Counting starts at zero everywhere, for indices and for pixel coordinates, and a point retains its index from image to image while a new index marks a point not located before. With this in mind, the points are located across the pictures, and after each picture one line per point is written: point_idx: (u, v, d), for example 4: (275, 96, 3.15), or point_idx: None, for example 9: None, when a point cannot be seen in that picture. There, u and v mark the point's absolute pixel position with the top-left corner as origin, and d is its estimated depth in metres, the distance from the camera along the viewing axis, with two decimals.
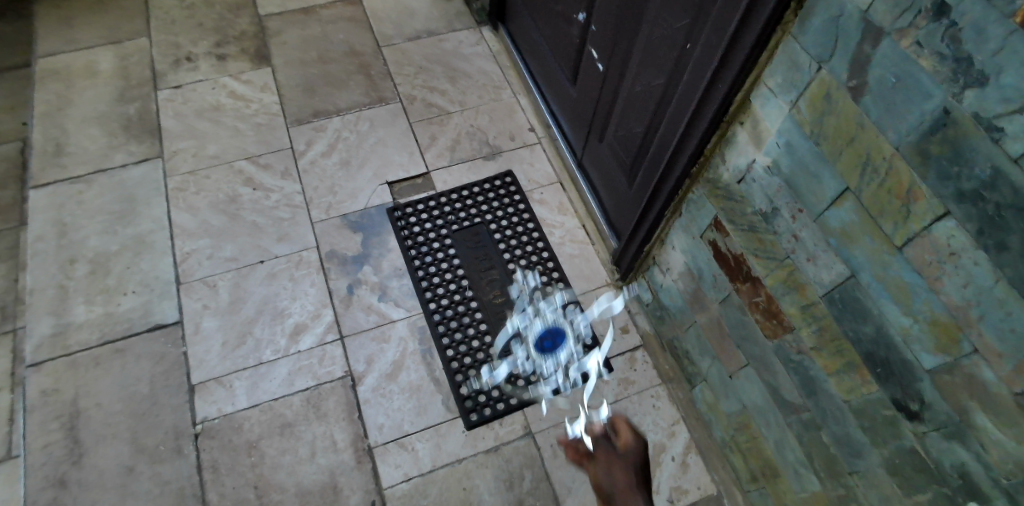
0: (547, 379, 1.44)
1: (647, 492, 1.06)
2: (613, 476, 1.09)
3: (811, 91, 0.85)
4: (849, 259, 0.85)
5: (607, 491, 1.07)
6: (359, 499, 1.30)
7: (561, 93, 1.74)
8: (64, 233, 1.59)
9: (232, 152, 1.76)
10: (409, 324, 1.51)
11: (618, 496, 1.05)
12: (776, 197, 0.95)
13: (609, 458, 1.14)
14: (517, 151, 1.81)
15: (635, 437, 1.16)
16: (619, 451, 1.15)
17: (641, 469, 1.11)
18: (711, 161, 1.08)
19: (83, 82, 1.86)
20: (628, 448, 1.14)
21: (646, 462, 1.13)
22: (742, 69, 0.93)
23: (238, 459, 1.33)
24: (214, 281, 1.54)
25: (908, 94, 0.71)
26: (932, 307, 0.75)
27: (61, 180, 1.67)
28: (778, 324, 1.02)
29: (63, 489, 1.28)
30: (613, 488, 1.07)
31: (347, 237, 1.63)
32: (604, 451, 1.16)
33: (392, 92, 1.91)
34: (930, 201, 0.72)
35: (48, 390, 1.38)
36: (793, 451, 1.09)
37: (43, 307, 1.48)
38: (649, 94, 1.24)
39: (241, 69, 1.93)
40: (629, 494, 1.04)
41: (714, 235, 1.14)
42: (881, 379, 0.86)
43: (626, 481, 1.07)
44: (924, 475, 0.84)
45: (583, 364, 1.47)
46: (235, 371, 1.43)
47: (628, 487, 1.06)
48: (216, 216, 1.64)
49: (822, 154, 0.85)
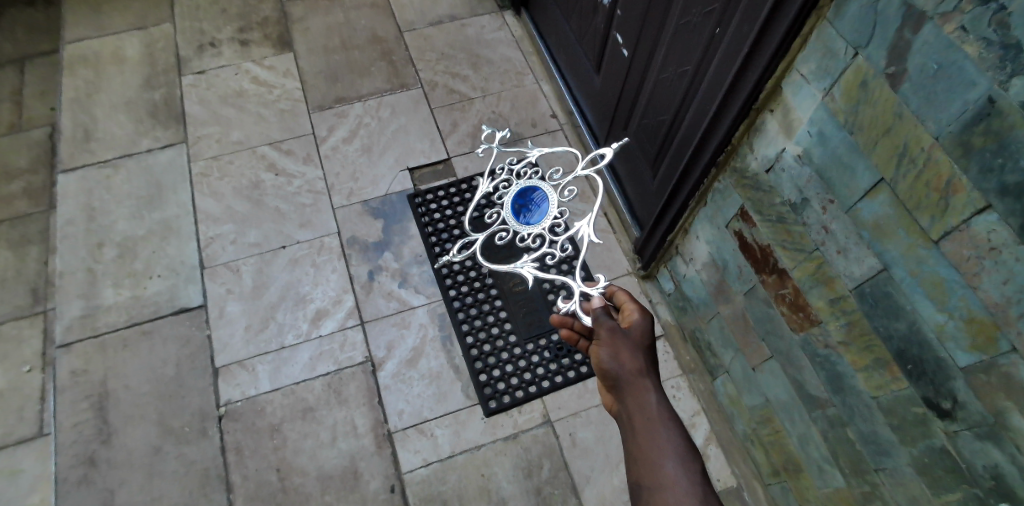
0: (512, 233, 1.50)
1: (656, 372, 0.84)
2: (616, 359, 0.84)
3: (846, 78, 0.82)
4: (882, 253, 0.82)
5: (611, 372, 0.84)
6: (379, 483, 1.32)
7: (584, 80, 1.71)
8: (92, 217, 1.62)
9: (256, 138, 1.77)
10: (430, 311, 1.51)
11: (624, 379, 0.82)
12: (807, 188, 0.93)
13: (613, 343, 0.86)
14: (539, 138, 1.79)
15: (640, 317, 0.89)
16: (623, 332, 0.87)
17: (647, 350, 0.86)
18: (739, 150, 1.06)
19: (110, 68, 1.88)
20: (633, 332, 0.87)
21: (654, 342, 0.88)
22: (774, 56, 0.90)
23: (261, 442, 1.35)
24: (238, 266, 1.56)
25: (950, 83, 0.69)
26: (969, 304, 0.73)
27: (89, 165, 1.70)
28: (805, 317, 1.00)
29: (93, 468, 1.31)
30: (618, 370, 0.83)
31: (369, 223, 1.64)
32: (606, 332, 0.88)
33: (414, 78, 1.90)
34: (971, 194, 0.69)
35: (79, 371, 1.41)
36: (817, 447, 1.08)
37: (73, 290, 1.51)
38: (677, 82, 1.21)
39: (265, 55, 1.94)
40: (638, 377, 0.82)
41: (740, 226, 1.11)
42: (912, 376, 0.83)
43: (633, 362, 0.83)
44: (956, 475, 0.82)
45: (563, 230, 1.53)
46: (258, 355, 1.44)
47: (634, 367, 0.83)
48: (240, 202, 1.66)
49: (856, 145, 0.83)
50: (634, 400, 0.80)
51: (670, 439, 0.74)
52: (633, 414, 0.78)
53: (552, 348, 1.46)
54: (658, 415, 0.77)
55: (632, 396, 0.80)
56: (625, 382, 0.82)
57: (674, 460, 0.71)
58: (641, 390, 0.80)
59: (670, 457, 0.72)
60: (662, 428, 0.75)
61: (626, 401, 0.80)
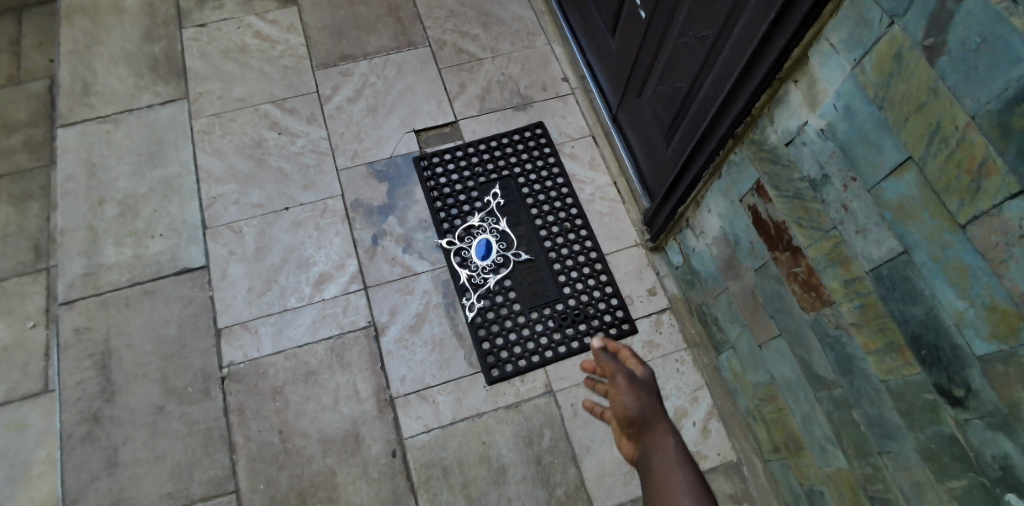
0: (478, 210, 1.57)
1: (670, 419, 0.94)
2: (639, 403, 0.94)
3: (879, 49, 0.77)
4: (904, 236, 0.79)
5: (633, 419, 0.93)
6: (380, 448, 1.32)
7: (599, 43, 1.65)
8: (93, 174, 1.59)
9: (258, 96, 1.72)
10: (433, 278, 1.49)
11: (648, 422, 0.93)
12: (828, 164, 0.89)
13: (630, 384, 0.97)
14: (549, 102, 1.74)
15: (639, 363, 1.01)
16: (639, 380, 0.97)
17: (654, 383, 0.99)
18: (759, 121, 1.01)
19: (109, 18, 1.82)
20: (638, 372, 0.99)
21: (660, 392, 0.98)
22: (803, 24, 0.86)
23: (264, 404, 1.35)
24: (240, 227, 1.54)
25: (994, 59, 0.64)
26: (993, 293, 0.70)
27: (89, 119, 1.66)
28: (817, 297, 0.97)
29: (97, 425, 1.32)
30: (639, 410, 0.93)
31: (373, 186, 1.60)
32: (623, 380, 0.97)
33: (422, 36, 1.84)
34: (1005, 178, 0.66)
35: (81, 328, 1.41)
36: (821, 427, 1.06)
37: (74, 247, 1.50)
38: (695, 47, 1.16)
39: (268, 9, 1.87)
40: (657, 420, 0.93)
41: (754, 200, 1.08)
42: (926, 362, 0.81)
43: (651, 403, 0.95)
44: (962, 463, 0.80)
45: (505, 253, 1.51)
46: (260, 317, 1.44)
47: (652, 409, 0.94)
48: (242, 161, 1.63)
49: (885, 121, 0.79)
50: (654, 444, 0.91)
51: (687, 478, 0.85)
52: (654, 456, 0.89)
53: (556, 318, 1.44)
54: (675, 455, 0.88)
55: (654, 440, 0.91)
56: (649, 426, 0.92)
57: (687, 493, 0.83)
58: (660, 433, 0.91)
59: (686, 493, 0.83)
60: (679, 466, 0.87)
61: (648, 445, 0.91)
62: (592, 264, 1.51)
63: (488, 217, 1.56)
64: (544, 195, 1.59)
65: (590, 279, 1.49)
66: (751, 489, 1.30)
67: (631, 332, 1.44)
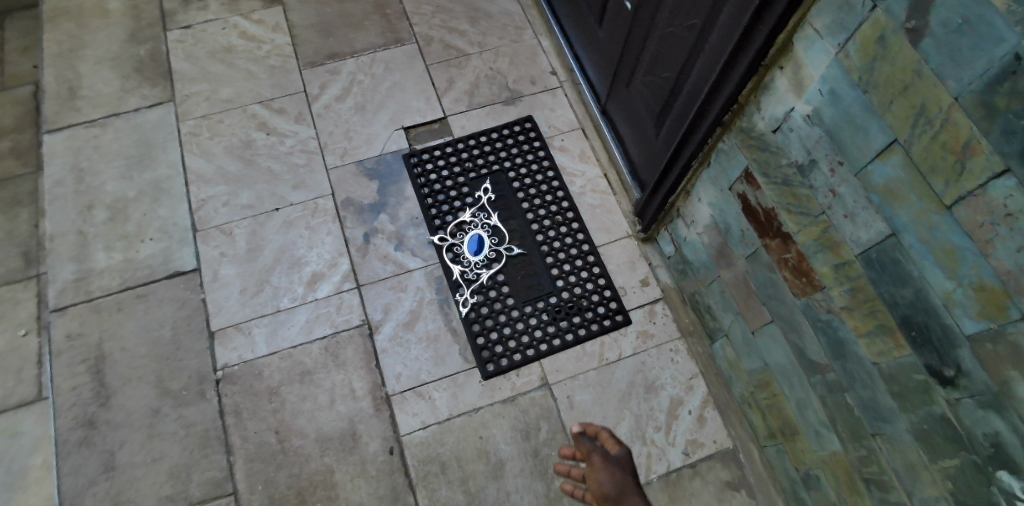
0: (470, 206, 1.57)
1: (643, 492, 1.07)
2: (613, 479, 1.09)
3: (863, 33, 0.77)
4: (891, 218, 0.80)
5: (608, 494, 1.07)
6: (377, 445, 1.32)
7: (586, 35, 1.65)
8: (81, 178, 1.58)
9: (246, 96, 1.71)
10: (426, 274, 1.49)
11: (620, 495, 1.06)
12: (815, 149, 0.89)
13: (606, 462, 1.12)
14: (538, 96, 1.74)
15: (617, 443, 1.16)
16: (614, 458, 1.13)
17: (629, 460, 1.14)
18: (746, 108, 1.02)
19: (93, 21, 1.81)
20: (614, 452, 1.14)
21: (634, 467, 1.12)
22: (786, 10, 0.86)
23: (260, 404, 1.35)
24: (231, 229, 1.53)
25: (976, 40, 0.65)
26: (980, 272, 0.71)
27: (75, 124, 1.65)
28: (808, 282, 0.98)
29: (93, 429, 1.31)
30: (613, 488, 1.07)
31: (363, 184, 1.60)
32: (599, 458, 1.12)
33: (409, 33, 1.83)
34: (990, 158, 0.66)
35: (74, 333, 1.40)
36: (815, 412, 1.07)
37: (65, 252, 1.49)
38: (682, 36, 1.16)
39: (254, 9, 1.86)
40: (631, 496, 1.05)
41: (744, 188, 1.08)
42: (916, 344, 0.82)
43: (625, 478, 1.09)
44: (954, 442, 0.81)
45: (497, 248, 1.51)
46: (254, 318, 1.43)
47: (626, 486, 1.07)
48: (232, 162, 1.62)
49: (871, 105, 0.79)
50: None
51: None
52: None
53: (550, 311, 1.44)
54: None
55: None
56: (623, 499, 1.05)
57: None
58: None
59: None
60: None
61: None
62: (584, 257, 1.51)
63: (480, 212, 1.56)
64: (535, 189, 1.59)
65: (583, 272, 1.49)
66: (748, 476, 1.31)
67: (625, 323, 1.44)
